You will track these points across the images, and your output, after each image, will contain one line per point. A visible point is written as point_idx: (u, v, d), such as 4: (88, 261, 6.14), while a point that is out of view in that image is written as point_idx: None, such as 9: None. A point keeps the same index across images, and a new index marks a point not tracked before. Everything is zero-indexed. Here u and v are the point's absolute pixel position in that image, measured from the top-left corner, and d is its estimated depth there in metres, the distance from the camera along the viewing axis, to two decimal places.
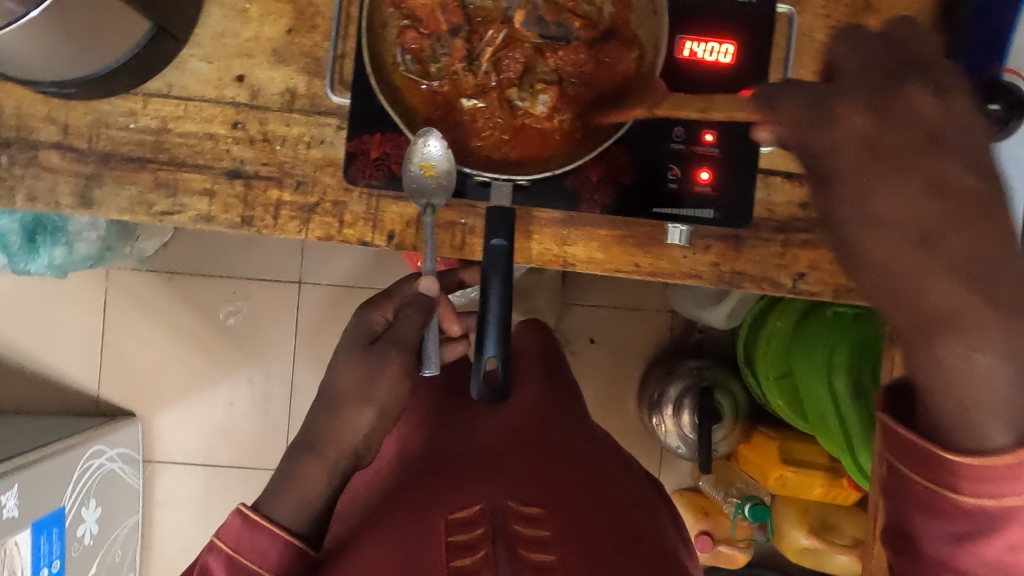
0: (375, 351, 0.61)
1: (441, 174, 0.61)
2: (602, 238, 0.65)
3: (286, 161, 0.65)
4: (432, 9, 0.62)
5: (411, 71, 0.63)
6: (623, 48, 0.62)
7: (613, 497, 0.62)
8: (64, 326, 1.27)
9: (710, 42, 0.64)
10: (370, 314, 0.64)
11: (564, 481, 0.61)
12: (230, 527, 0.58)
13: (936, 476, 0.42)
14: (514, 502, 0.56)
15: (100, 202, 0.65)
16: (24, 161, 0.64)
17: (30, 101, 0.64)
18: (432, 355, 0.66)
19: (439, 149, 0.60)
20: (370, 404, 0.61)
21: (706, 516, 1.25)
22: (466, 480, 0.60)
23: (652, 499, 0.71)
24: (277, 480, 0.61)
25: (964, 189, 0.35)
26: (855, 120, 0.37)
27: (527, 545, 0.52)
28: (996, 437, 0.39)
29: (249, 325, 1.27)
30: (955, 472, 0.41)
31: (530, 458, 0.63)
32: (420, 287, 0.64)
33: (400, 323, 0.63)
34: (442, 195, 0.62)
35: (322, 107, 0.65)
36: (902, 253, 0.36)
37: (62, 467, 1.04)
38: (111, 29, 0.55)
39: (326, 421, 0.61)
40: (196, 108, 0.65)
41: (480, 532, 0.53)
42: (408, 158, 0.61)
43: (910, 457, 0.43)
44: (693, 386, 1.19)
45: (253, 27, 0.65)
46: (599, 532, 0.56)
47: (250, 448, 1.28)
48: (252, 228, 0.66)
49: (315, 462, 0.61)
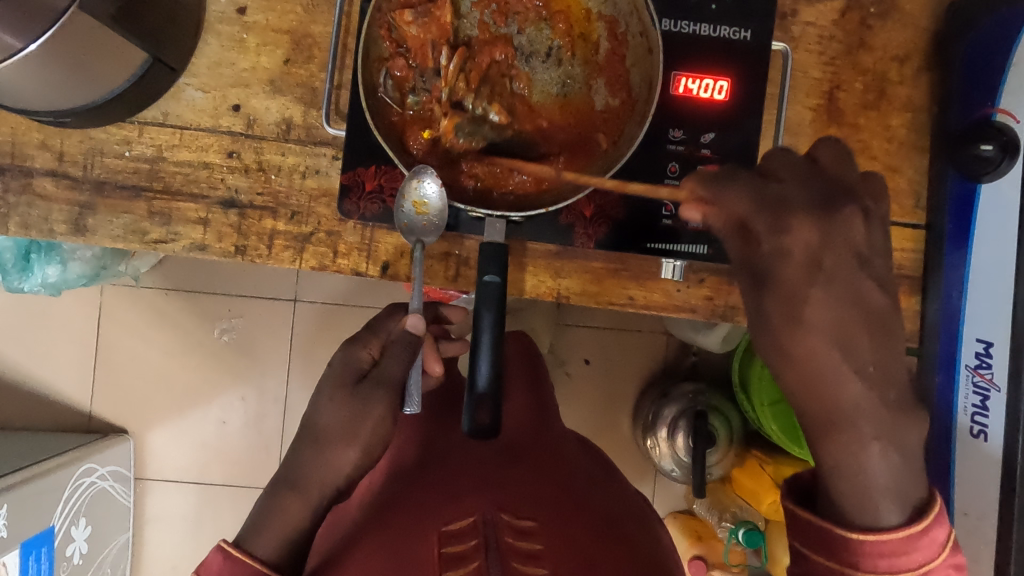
0: (361, 391, 0.62)
1: (433, 214, 0.61)
2: (595, 271, 0.65)
3: (281, 191, 0.65)
4: (423, 43, 0.61)
5: (390, 96, 0.62)
6: (611, 88, 0.63)
7: (606, 510, 0.63)
8: (58, 342, 1.26)
9: (705, 79, 0.64)
10: (357, 351, 0.65)
11: (556, 494, 0.61)
12: (211, 563, 0.58)
13: (842, 558, 0.47)
14: (506, 515, 0.56)
15: (93, 230, 0.64)
16: (17, 188, 0.64)
17: (25, 128, 0.64)
18: (415, 395, 0.66)
19: (434, 191, 0.60)
20: (354, 443, 0.61)
21: (700, 541, 1.26)
22: (458, 492, 0.60)
23: (646, 510, 0.70)
24: (256, 517, 0.61)
25: (871, 305, 0.46)
26: (802, 235, 0.45)
27: (521, 558, 0.52)
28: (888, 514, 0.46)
29: (244, 343, 1.27)
30: (857, 551, 0.46)
31: (523, 470, 0.63)
32: (407, 325, 0.64)
33: (387, 360, 0.63)
34: (432, 234, 0.63)
35: (317, 137, 0.66)
36: (821, 352, 0.45)
37: (53, 485, 1.03)
38: (107, 61, 0.55)
39: (308, 458, 0.61)
40: (191, 137, 0.65)
41: (473, 544, 0.53)
42: (402, 195, 0.61)
43: (809, 537, 0.49)
44: (688, 409, 1.19)
45: (250, 57, 0.65)
46: (591, 542, 0.56)
47: (241, 464, 1.27)
48: (245, 257, 0.65)
49: (298, 499, 0.61)
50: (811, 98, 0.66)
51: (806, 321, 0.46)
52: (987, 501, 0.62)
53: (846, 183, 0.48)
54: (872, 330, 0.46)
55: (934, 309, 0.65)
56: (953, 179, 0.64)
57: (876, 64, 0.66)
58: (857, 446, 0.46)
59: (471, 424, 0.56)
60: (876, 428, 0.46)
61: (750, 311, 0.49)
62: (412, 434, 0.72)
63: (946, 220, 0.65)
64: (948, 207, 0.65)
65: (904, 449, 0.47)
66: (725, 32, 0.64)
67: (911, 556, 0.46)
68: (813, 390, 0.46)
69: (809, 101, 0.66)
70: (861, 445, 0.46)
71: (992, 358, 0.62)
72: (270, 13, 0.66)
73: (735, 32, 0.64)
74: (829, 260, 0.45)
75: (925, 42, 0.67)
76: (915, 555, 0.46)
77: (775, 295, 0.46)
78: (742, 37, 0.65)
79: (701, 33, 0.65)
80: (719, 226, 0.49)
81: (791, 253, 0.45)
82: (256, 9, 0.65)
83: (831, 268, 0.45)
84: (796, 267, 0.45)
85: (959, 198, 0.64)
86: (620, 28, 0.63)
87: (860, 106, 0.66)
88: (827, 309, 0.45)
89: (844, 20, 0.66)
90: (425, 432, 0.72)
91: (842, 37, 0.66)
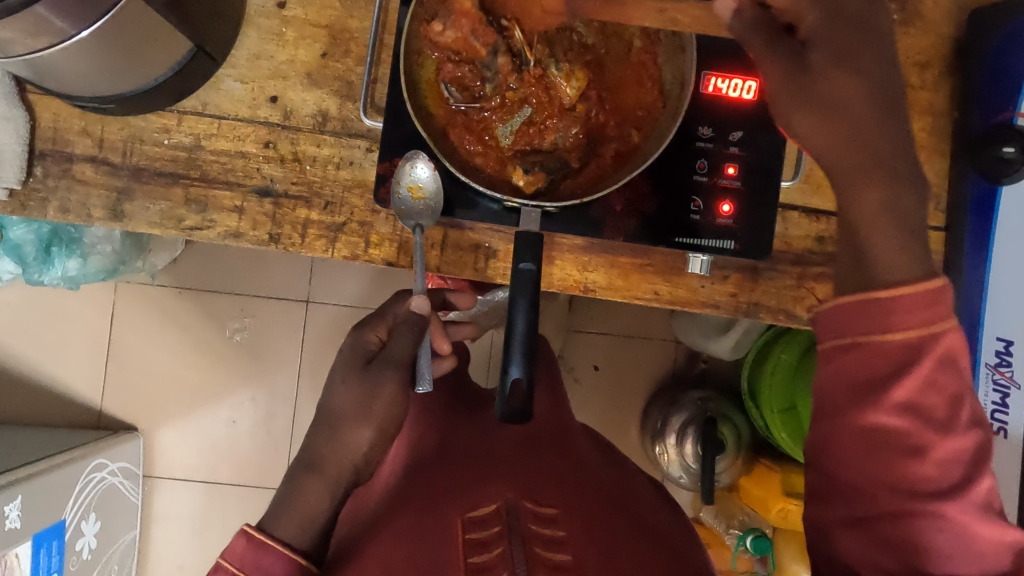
0: (371, 371, 0.63)
1: (431, 195, 0.64)
2: (622, 265, 0.67)
3: (316, 182, 0.66)
4: (464, 39, 0.61)
5: (457, 99, 0.64)
6: (641, 84, 0.65)
7: (627, 504, 0.63)
8: (73, 337, 1.27)
9: (734, 78, 0.65)
10: (364, 334, 0.66)
11: (578, 486, 0.61)
12: (235, 548, 0.59)
13: (862, 326, 0.49)
14: (529, 502, 0.56)
15: (130, 215, 0.66)
16: (57, 173, 0.65)
17: (67, 115, 0.65)
18: (427, 373, 0.67)
19: (427, 172, 0.64)
20: (368, 422, 0.62)
21: (708, 549, 1.24)
22: (481, 479, 0.60)
23: (660, 503, 0.70)
24: (279, 501, 0.62)
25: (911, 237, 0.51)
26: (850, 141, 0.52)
27: (544, 544, 0.52)
28: (899, 278, 0.49)
29: (257, 342, 1.28)
30: (875, 315, 0.49)
31: (542, 460, 0.63)
32: (413, 305, 0.63)
33: (395, 340, 0.63)
34: (429, 218, 0.64)
35: (353, 129, 0.67)
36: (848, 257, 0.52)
37: (65, 479, 1.03)
38: (153, 48, 0.56)
39: (327, 440, 0.63)
40: (229, 127, 0.66)
41: (495, 530, 0.53)
42: (397, 181, 0.64)
43: (846, 319, 0.50)
44: (697, 416, 1.20)
45: (289, 50, 0.67)
46: (615, 537, 0.56)
47: (249, 465, 1.28)
48: (278, 245, 0.67)
49: (316, 480, 0.62)
50: None
51: (858, 65, 0.50)
52: None
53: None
54: (893, 94, 0.52)
55: (954, 304, 0.66)
56: (974, 181, 0.65)
57: (899, 69, 0.68)
58: (883, 191, 0.51)
59: (503, 410, 0.57)
60: (900, 175, 0.52)
61: (782, 88, 0.52)
62: (433, 426, 0.72)
63: (967, 222, 0.66)
64: (969, 208, 0.65)
65: (911, 207, 0.52)
66: None
67: (927, 312, 0.48)
68: (854, 140, 0.51)
69: None
70: (887, 186, 0.51)
71: (1012, 356, 0.65)
72: (309, 8, 0.67)
73: None
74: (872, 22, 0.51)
75: (947, 48, 0.68)
76: (927, 313, 0.49)
77: (824, 49, 0.50)
78: None
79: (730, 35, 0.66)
80: (740, 6, 0.52)
81: (847, 5, 0.50)
82: (295, 3, 0.67)
83: (873, 26, 0.51)
84: (849, 19, 0.50)
85: (979, 201, 0.65)
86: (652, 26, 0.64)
87: None
88: (876, 61, 0.51)
89: None
90: (450, 423, 0.72)
91: None
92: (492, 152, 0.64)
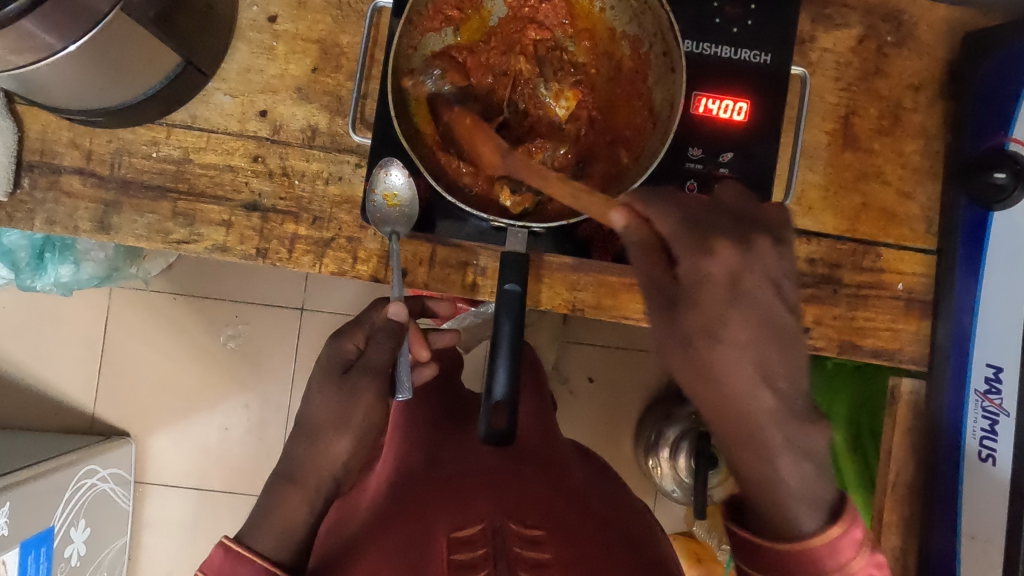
0: (348, 380, 0.63)
1: (405, 203, 0.64)
2: (610, 285, 0.67)
3: (304, 197, 0.66)
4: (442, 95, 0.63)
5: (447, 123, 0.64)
6: (632, 106, 0.65)
7: (615, 524, 0.62)
8: (66, 342, 1.27)
9: (724, 99, 0.66)
10: (342, 343, 0.67)
11: (565, 507, 0.60)
12: (213, 559, 0.58)
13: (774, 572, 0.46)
14: (515, 524, 0.55)
15: (117, 228, 0.65)
16: (44, 185, 0.65)
17: (55, 127, 0.65)
18: (405, 380, 0.68)
19: (401, 178, 0.64)
20: (352, 429, 0.62)
21: (699, 562, 1.23)
22: (467, 496, 0.59)
23: (647, 519, 0.70)
24: (257, 513, 0.61)
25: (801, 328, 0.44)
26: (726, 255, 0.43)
27: (528, 567, 0.51)
28: (809, 523, 0.44)
29: (250, 351, 1.27)
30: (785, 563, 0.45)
31: (529, 477, 0.63)
32: (390, 312, 0.65)
33: (372, 348, 0.64)
34: (404, 225, 0.64)
35: (342, 145, 0.67)
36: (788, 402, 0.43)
37: (54, 486, 1.03)
38: (143, 63, 0.56)
39: (311, 456, 0.63)
40: (218, 140, 0.66)
41: (482, 552, 0.52)
42: (371, 188, 0.64)
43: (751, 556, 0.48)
44: (691, 430, 1.18)
45: (279, 64, 0.67)
46: (603, 558, 0.55)
47: (240, 473, 1.27)
48: (265, 260, 0.66)
49: (297, 492, 0.61)
50: (827, 122, 0.68)
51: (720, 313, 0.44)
52: (994, 528, 0.63)
53: (755, 213, 0.46)
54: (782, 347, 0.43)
55: (944, 330, 0.67)
56: (964, 207, 0.66)
57: (891, 91, 0.68)
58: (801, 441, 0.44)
59: (487, 430, 0.58)
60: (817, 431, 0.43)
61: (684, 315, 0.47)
62: (422, 435, 0.72)
63: (959, 246, 0.66)
64: (960, 232, 0.66)
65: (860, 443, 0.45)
66: (745, 55, 0.66)
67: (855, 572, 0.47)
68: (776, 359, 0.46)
69: (824, 125, 0.68)
70: (771, 453, 0.43)
71: (1002, 383, 0.62)
72: (300, 23, 0.67)
73: (755, 55, 0.66)
74: (753, 281, 0.43)
75: (940, 72, 0.68)
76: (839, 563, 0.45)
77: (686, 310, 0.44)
78: (763, 60, 0.66)
79: (722, 56, 0.66)
80: (640, 240, 0.46)
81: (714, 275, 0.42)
82: (286, 18, 0.67)
83: (750, 289, 0.42)
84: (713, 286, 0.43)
85: (970, 225, 0.65)
86: (643, 47, 0.65)
87: (874, 131, 0.68)
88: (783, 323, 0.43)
89: (861, 47, 0.68)
90: (437, 435, 0.71)
91: (859, 64, 0.68)
92: (481, 170, 0.63)
